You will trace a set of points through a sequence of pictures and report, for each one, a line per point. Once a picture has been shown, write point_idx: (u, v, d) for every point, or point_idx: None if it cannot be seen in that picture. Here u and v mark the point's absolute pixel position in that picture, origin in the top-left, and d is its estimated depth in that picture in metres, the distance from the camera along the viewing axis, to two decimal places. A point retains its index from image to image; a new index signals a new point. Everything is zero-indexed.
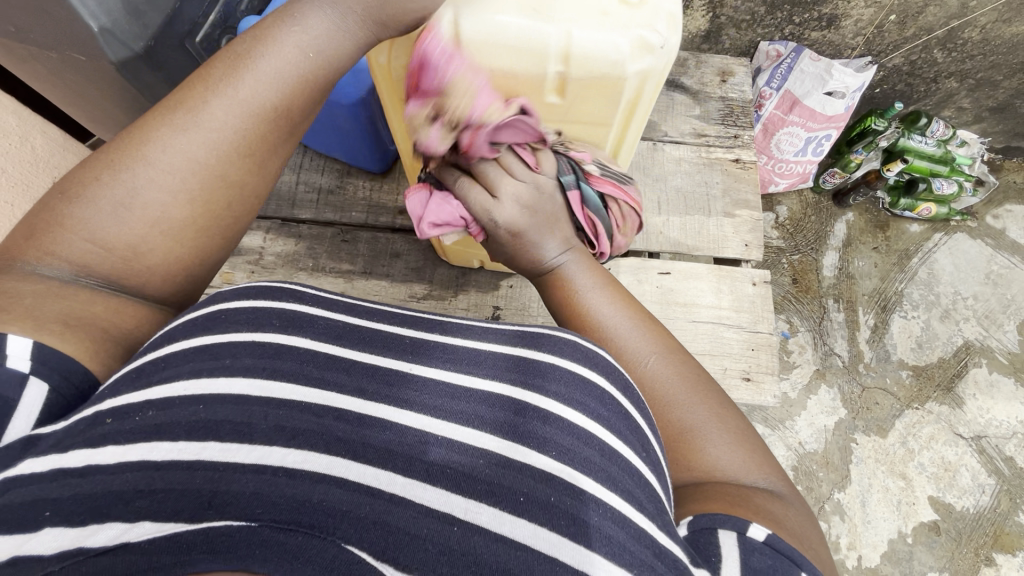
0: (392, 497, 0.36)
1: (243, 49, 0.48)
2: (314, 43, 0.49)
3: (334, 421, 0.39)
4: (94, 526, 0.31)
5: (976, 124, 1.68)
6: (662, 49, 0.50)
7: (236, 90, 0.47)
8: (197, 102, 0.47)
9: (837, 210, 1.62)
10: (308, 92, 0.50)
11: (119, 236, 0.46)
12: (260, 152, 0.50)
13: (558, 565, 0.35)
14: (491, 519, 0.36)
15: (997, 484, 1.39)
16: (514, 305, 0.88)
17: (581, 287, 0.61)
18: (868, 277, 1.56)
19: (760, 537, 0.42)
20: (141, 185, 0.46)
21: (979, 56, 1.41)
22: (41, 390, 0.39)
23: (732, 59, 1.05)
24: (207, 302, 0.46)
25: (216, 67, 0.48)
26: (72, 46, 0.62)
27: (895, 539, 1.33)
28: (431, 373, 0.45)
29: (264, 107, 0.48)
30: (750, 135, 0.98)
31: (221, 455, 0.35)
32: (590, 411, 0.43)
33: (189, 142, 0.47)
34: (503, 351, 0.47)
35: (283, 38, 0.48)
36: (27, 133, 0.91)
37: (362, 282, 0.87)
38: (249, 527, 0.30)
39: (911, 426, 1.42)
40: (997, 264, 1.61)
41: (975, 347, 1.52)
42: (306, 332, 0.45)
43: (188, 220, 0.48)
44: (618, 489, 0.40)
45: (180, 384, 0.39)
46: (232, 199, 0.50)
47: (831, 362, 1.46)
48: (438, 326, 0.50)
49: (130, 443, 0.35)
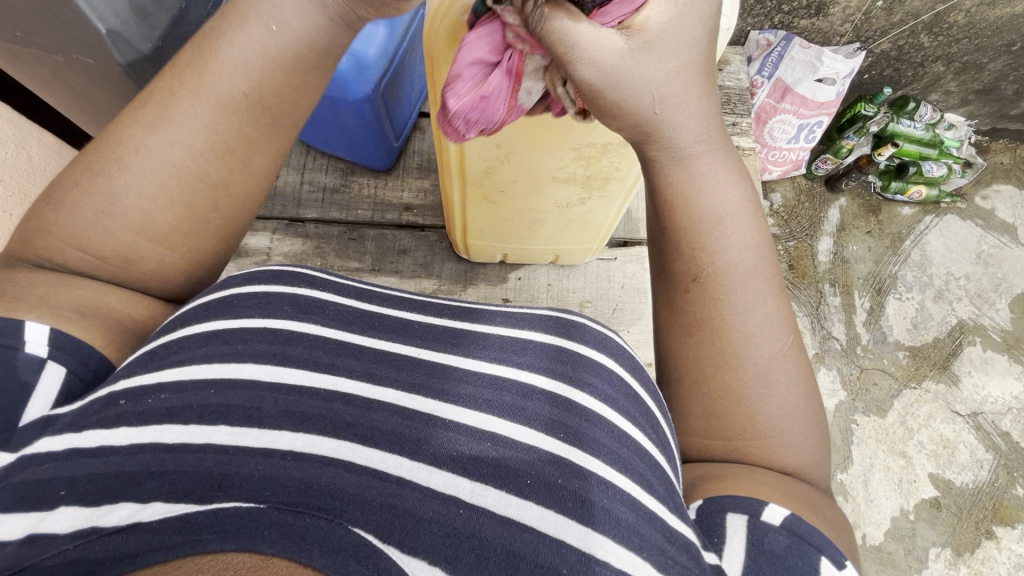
0: (400, 480, 0.35)
1: (212, 28, 0.45)
2: (277, 19, 0.44)
3: (342, 405, 0.39)
4: (108, 505, 0.31)
5: (963, 107, 1.71)
6: (726, 30, 0.57)
7: (205, 81, 0.44)
8: (169, 96, 0.44)
9: (830, 195, 1.64)
10: (278, 76, 0.45)
11: (105, 242, 0.45)
12: (242, 149, 0.47)
13: (566, 548, 0.34)
14: (498, 502, 0.35)
15: (995, 458, 1.43)
16: (523, 296, 0.89)
17: (718, 214, 0.46)
18: (863, 261, 1.58)
19: (777, 521, 0.40)
20: (118, 190, 0.44)
21: (964, 39, 1.43)
22: (59, 373, 0.39)
23: (726, 48, 1.06)
24: (218, 285, 0.47)
25: (185, 55, 0.45)
26: (78, 48, 0.62)
27: (897, 516, 1.35)
28: (453, 361, 0.45)
29: (234, 97, 0.45)
30: (748, 122, 0.99)
31: (231, 438, 0.35)
32: (600, 393, 0.44)
33: (164, 141, 0.44)
34: (513, 335, 0.48)
35: (247, 19, 0.44)
36: (23, 141, 0.90)
37: (371, 278, 0.88)
38: (257, 508, 0.30)
39: (910, 405, 1.45)
40: (987, 244, 1.64)
41: (969, 326, 1.55)
42: (317, 317, 0.46)
43: (172, 224, 0.46)
44: (629, 472, 0.39)
45: (192, 367, 0.39)
46: (217, 202, 0.47)
47: (829, 346, 1.48)
48: (462, 313, 0.51)
49: (142, 425, 0.36)
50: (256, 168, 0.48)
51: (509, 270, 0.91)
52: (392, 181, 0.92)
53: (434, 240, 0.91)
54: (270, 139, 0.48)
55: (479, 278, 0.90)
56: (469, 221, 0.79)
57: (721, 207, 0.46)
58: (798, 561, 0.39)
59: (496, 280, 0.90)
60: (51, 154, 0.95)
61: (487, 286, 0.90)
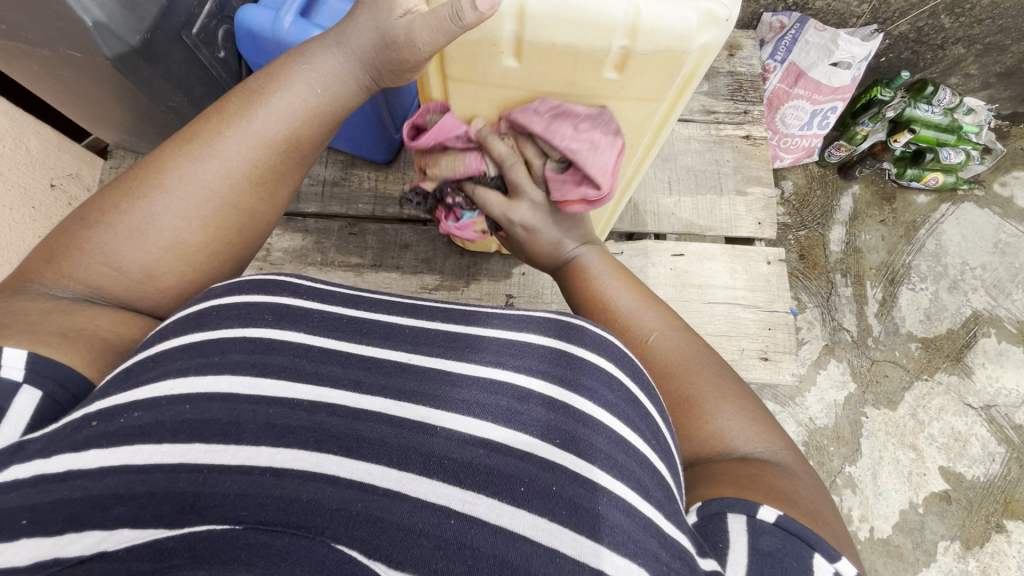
0: (387, 492, 0.34)
1: (258, 85, 0.53)
2: (323, 83, 0.54)
3: (327, 416, 0.38)
4: (71, 535, 0.30)
5: (983, 90, 1.66)
6: (726, 22, 0.48)
7: (249, 123, 0.51)
8: (212, 132, 0.51)
9: (842, 183, 1.60)
10: (316, 124, 0.54)
11: (132, 259, 0.48)
12: (271, 182, 0.54)
13: (560, 558, 0.33)
14: (489, 511, 0.34)
15: (1007, 451, 1.41)
16: (527, 292, 0.88)
17: (597, 275, 0.65)
18: (876, 250, 1.55)
19: (771, 518, 0.40)
20: (155, 212, 0.49)
21: (987, 20, 1.38)
22: (33, 397, 0.37)
23: (739, 31, 1.02)
24: (200, 298, 0.45)
25: (232, 100, 0.52)
26: (66, 43, 0.60)
27: (906, 510, 1.34)
28: (463, 369, 0.43)
29: (276, 139, 0.52)
30: (761, 110, 0.95)
31: (205, 456, 0.34)
32: (601, 399, 0.42)
33: (203, 170, 0.50)
34: (514, 337, 0.46)
35: (296, 80, 0.53)
36: (21, 135, 0.89)
37: (373, 274, 0.86)
38: (233, 530, 0.30)
39: (921, 398, 1.42)
40: (1004, 233, 1.60)
41: (984, 317, 1.51)
42: (299, 325, 0.44)
43: (199, 243, 0.51)
44: (626, 477, 0.38)
45: (167, 384, 0.38)
46: (242, 225, 0.53)
47: (840, 337, 1.46)
48: (472, 317, 0.49)
49: (114, 446, 0.34)
50: (277, 200, 0.56)
51: (513, 265, 0.88)
52: (393, 174, 0.91)
53: (436, 234, 0.89)
54: (290, 172, 0.55)
55: (483, 273, 0.88)
56: None
57: (601, 272, 0.65)
58: (791, 562, 0.39)
59: (499, 276, 0.88)
60: (50, 146, 0.94)
61: (490, 282, 0.88)
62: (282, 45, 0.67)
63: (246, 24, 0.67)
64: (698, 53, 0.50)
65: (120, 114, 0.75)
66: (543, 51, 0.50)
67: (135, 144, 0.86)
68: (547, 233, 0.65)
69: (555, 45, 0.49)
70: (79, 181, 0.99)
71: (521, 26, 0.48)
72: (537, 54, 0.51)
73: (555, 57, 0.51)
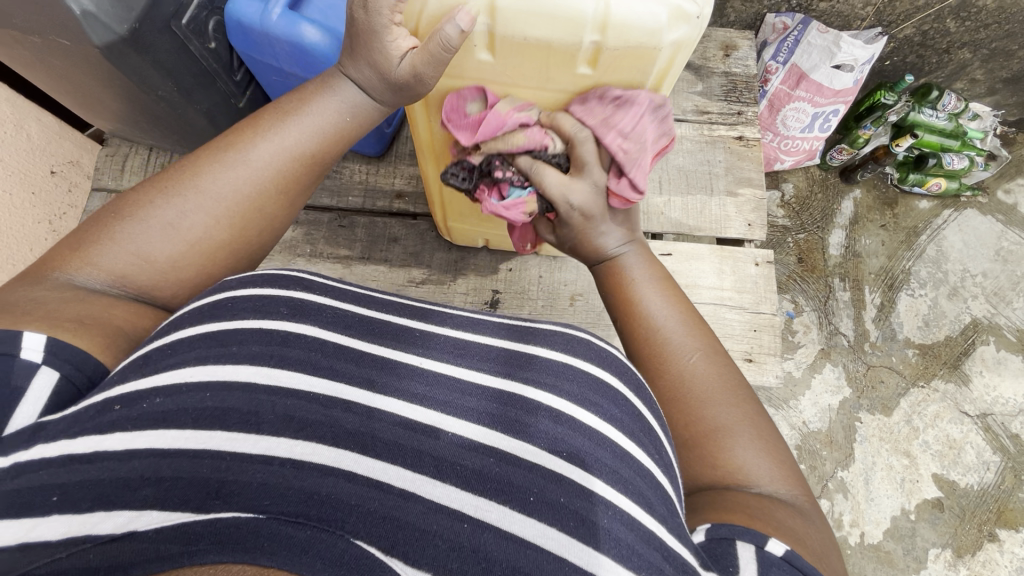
0: (403, 492, 0.34)
1: (290, 105, 0.55)
2: (351, 109, 0.56)
3: (343, 412, 0.38)
4: (102, 513, 0.30)
5: (989, 96, 1.64)
6: (697, 19, 0.48)
7: (282, 138, 0.53)
8: (246, 143, 0.53)
9: (844, 187, 1.59)
10: (339, 142, 0.57)
11: (162, 252, 0.49)
12: (294, 191, 0.55)
13: (568, 566, 0.33)
14: (501, 518, 0.35)
15: (1002, 460, 1.40)
16: (513, 289, 0.88)
17: (636, 278, 0.62)
18: (875, 255, 1.54)
19: (778, 552, 0.41)
20: (185, 211, 0.50)
21: (993, 25, 1.36)
22: (51, 377, 0.38)
23: (736, 31, 1.01)
24: (214, 291, 0.45)
25: (265, 116, 0.54)
26: (57, 31, 0.61)
27: (897, 516, 1.34)
28: (437, 367, 0.45)
29: (303, 154, 0.54)
30: (755, 110, 0.95)
31: (228, 444, 0.34)
32: (604, 412, 0.43)
33: (235, 176, 0.51)
34: (513, 349, 0.48)
35: (326, 103, 0.55)
36: (22, 122, 0.90)
37: (361, 266, 0.86)
38: (257, 519, 0.30)
39: (916, 404, 1.42)
40: (1007, 241, 1.58)
41: (983, 325, 1.50)
42: (314, 320, 0.45)
43: (223, 242, 0.52)
44: (630, 492, 0.39)
45: (185, 371, 0.38)
46: (263, 229, 0.54)
47: (836, 342, 1.45)
48: (435, 316, 0.51)
49: (138, 430, 0.34)
50: (297, 207, 0.57)
51: (502, 261, 0.89)
52: (385, 168, 0.92)
53: (426, 228, 0.89)
54: (312, 184, 0.57)
55: (470, 269, 0.88)
56: (447, 205, 0.78)
57: (641, 275, 0.62)
58: None
59: (487, 271, 0.88)
60: (51, 134, 0.95)
61: (477, 277, 0.88)
62: (270, 36, 0.68)
63: (236, 16, 0.68)
64: (670, 50, 0.50)
65: (112, 101, 0.76)
66: (515, 44, 0.50)
67: (133, 133, 0.88)
68: (590, 226, 0.61)
69: (527, 38, 0.49)
70: (79, 168, 1.01)
71: (494, 19, 0.48)
72: (510, 49, 0.51)
73: (527, 49, 0.50)
